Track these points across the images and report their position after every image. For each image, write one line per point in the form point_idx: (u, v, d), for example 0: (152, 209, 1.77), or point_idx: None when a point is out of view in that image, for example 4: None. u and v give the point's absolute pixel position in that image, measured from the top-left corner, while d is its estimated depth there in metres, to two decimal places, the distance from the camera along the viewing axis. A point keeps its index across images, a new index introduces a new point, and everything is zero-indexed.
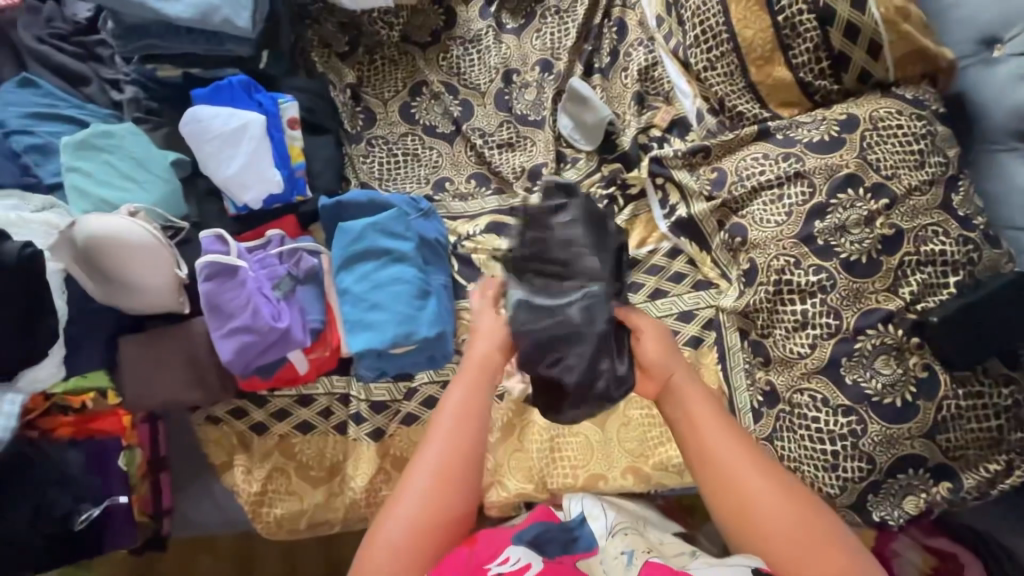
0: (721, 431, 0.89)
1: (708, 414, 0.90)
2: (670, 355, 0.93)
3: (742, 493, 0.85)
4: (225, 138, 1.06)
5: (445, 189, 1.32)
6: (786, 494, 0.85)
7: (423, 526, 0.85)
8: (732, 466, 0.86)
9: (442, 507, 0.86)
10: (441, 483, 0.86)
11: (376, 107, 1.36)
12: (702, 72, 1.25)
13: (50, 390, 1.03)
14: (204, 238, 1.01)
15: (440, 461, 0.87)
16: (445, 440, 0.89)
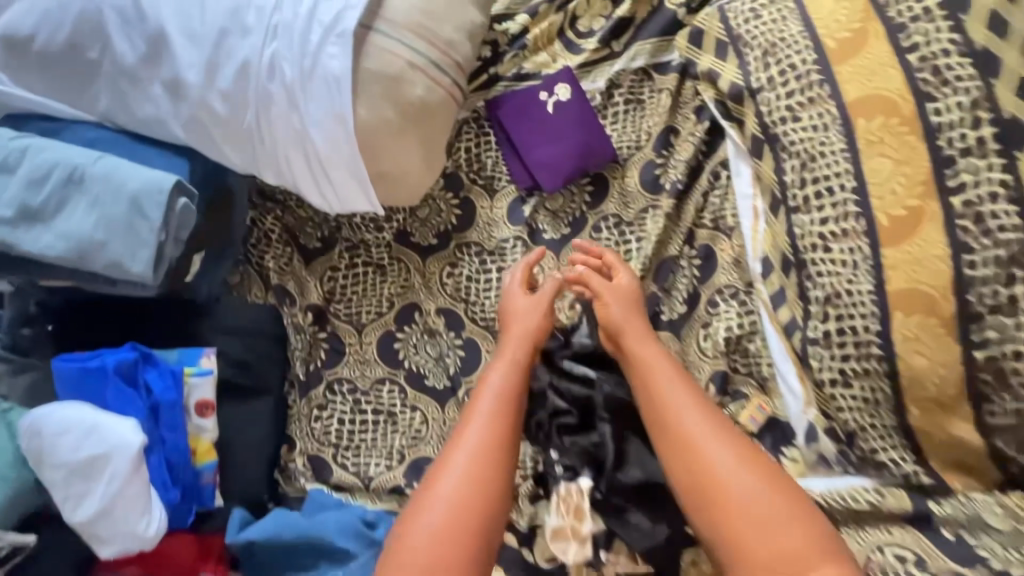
0: (691, 409, 0.78)
1: (681, 391, 0.79)
2: (629, 318, 0.86)
3: (718, 490, 0.73)
4: (77, 467, 0.69)
5: (425, 477, 0.92)
6: (766, 473, 0.73)
7: (459, 510, 0.73)
8: (700, 454, 0.75)
9: (472, 512, 0.73)
10: (465, 490, 0.74)
11: (346, 335, 0.97)
12: (828, 386, 0.81)
13: None
14: None
15: (463, 481, 0.75)
16: (472, 442, 0.77)
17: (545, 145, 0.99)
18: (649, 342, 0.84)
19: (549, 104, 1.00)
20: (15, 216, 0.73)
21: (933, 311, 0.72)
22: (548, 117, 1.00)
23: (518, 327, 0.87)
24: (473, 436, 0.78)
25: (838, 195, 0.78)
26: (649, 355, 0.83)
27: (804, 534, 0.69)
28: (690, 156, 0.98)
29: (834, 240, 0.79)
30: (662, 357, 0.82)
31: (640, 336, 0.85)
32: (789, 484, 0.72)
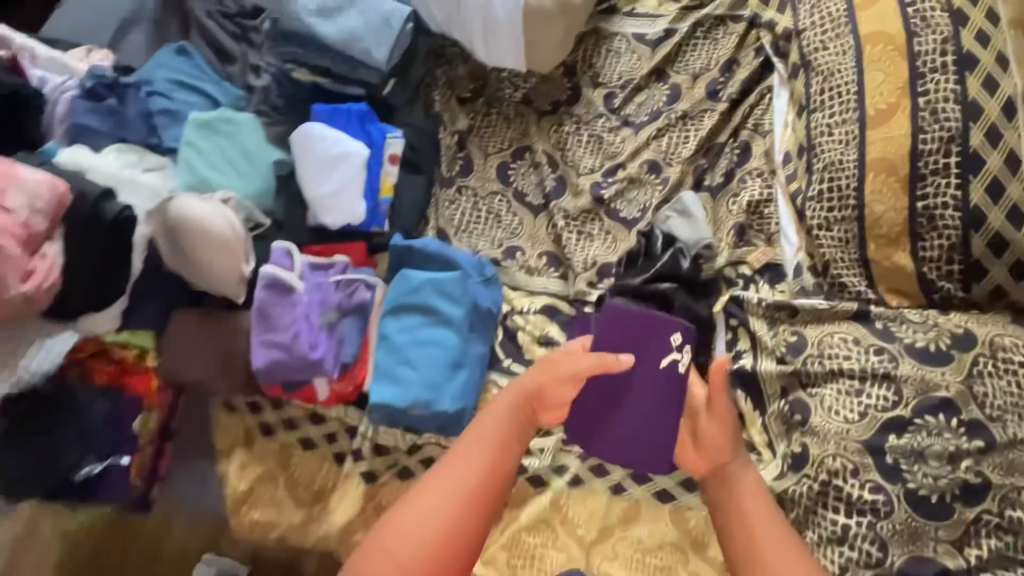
0: (766, 514, 0.79)
1: (766, 516, 0.79)
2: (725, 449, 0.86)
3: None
4: (329, 159, 1.13)
5: (516, 258, 1.31)
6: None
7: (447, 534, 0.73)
8: (785, 544, 0.75)
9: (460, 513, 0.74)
10: (457, 517, 0.74)
11: (476, 158, 1.38)
12: (815, 229, 1.17)
13: (104, 335, 1.09)
14: (274, 250, 1.06)
15: (454, 502, 0.74)
16: (472, 465, 0.77)
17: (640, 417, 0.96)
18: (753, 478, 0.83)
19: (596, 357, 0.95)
20: (317, 13, 1.25)
21: (894, 173, 1.07)
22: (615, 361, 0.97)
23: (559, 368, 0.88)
24: (482, 439, 0.79)
25: (845, 97, 1.14)
26: (757, 487, 0.82)
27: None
28: (744, 79, 1.36)
29: (835, 128, 1.15)
30: (752, 476, 0.83)
31: (732, 462, 0.84)
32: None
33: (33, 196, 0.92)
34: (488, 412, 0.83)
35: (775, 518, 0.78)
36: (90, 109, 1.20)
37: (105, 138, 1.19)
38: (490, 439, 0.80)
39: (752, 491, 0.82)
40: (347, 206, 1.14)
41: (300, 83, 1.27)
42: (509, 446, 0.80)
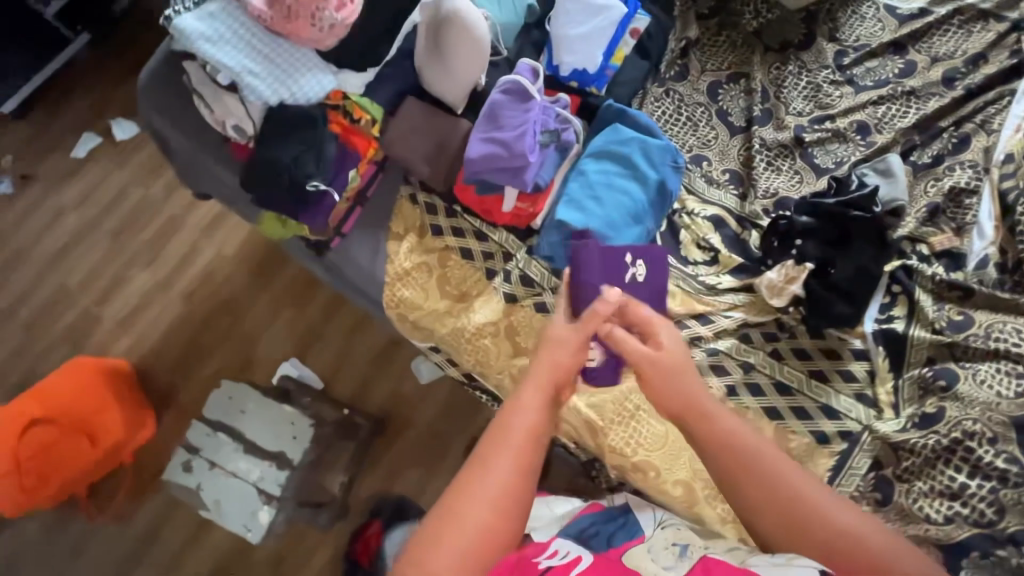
0: (731, 425, 0.82)
1: (736, 421, 0.83)
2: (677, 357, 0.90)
3: (794, 493, 0.77)
4: (588, 7, 1.25)
5: (699, 166, 1.37)
6: (843, 502, 0.77)
7: (487, 538, 0.74)
8: (757, 451, 0.80)
9: (503, 522, 0.76)
10: (495, 514, 0.75)
11: (693, 68, 1.44)
12: (1021, 226, 1.17)
13: (348, 95, 1.23)
14: (522, 65, 1.21)
15: (488, 507, 0.76)
16: (501, 468, 0.78)
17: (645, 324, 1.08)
18: (686, 374, 0.88)
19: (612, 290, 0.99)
20: None
21: None
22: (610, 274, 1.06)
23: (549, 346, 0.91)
24: (508, 447, 0.80)
25: None
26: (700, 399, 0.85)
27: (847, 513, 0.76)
28: (988, 74, 1.35)
29: None
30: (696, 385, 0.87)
31: (672, 376, 0.88)
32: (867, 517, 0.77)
33: None
34: (511, 413, 0.83)
35: (729, 428, 0.82)
36: None
37: None
38: (510, 445, 0.80)
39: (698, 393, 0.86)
40: (588, 52, 1.26)
41: None
42: (538, 436, 0.82)
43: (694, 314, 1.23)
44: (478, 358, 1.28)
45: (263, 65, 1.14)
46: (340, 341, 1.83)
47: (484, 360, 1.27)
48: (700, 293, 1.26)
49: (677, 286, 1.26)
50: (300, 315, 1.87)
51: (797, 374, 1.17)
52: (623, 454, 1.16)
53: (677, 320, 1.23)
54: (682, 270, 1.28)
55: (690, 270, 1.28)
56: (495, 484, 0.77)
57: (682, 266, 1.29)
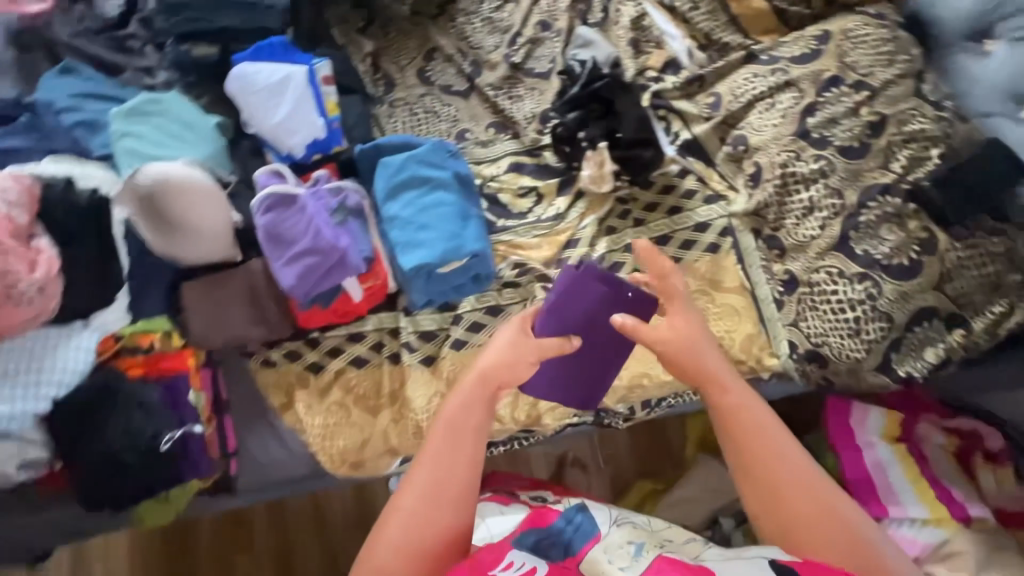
0: (756, 426, 0.92)
1: (772, 438, 0.92)
2: (698, 343, 0.97)
3: (778, 488, 0.89)
4: (273, 86, 1.17)
5: (467, 139, 1.43)
6: (816, 493, 0.89)
7: (430, 520, 0.87)
8: (768, 449, 0.91)
9: (445, 511, 0.88)
10: (434, 499, 0.88)
11: (394, 73, 1.48)
12: (690, 13, 1.42)
13: (119, 332, 1.06)
14: (263, 177, 1.12)
15: (431, 497, 0.88)
16: (434, 454, 0.91)
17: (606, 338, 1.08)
18: (739, 388, 0.95)
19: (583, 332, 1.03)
20: None
21: None
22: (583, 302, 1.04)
23: (491, 349, 0.97)
24: (440, 440, 0.91)
25: None
26: (738, 400, 0.94)
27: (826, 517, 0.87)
28: None
29: None
30: (735, 384, 0.95)
31: (707, 367, 0.96)
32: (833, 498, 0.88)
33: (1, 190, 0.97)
34: (453, 402, 0.94)
35: (756, 423, 0.92)
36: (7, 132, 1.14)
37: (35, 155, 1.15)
38: (455, 439, 0.92)
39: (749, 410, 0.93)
40: (305, 121, 1.19)
41: (201, 56, 1.31)
42: (478, 430, 0.93)
43: (564, 245, 1.32)
44: None
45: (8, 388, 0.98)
46: (311, 538, 1.58)
47: None
48: (556, 226, 1.33)
49: (537, 235, 1.32)
50: (252, 553, 1.57)
51: (662, 222, 1.32)
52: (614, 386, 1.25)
53: (557, 259, 1.30)
54: (528, 222, 1.34)
55: (533, 218, 1.35)
56: (432, 471, 0.89)
57: (524, 219, 1.35)
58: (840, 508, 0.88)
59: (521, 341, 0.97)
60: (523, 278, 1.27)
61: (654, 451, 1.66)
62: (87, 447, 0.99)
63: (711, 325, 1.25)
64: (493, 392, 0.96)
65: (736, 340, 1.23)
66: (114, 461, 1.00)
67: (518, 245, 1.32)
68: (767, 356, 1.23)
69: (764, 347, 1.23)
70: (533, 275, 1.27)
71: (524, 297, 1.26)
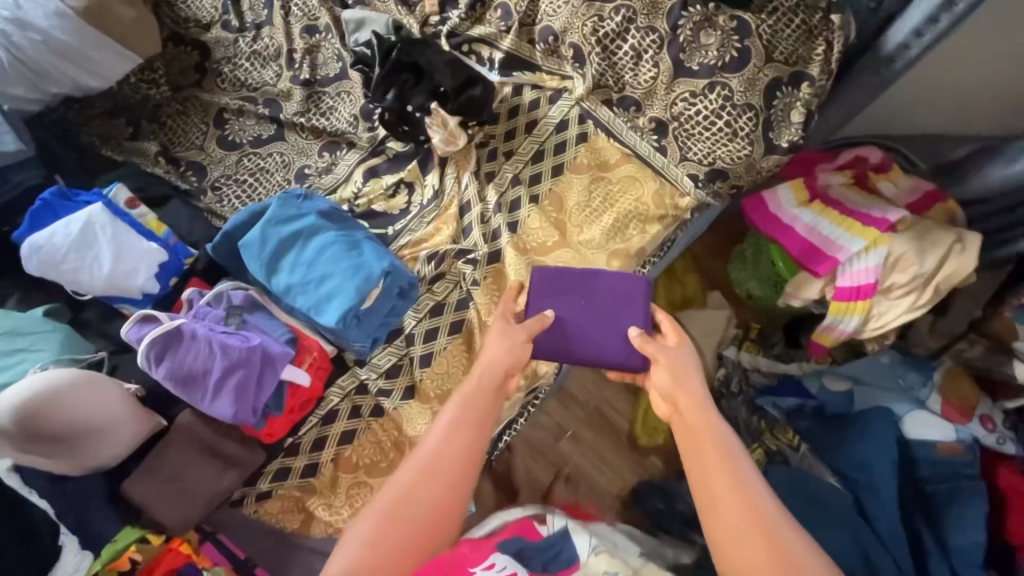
0: (721, 464, 0.82)
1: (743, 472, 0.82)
2: (679, 383, 0.93)
3: (748, 519, 0.78)
4: (77, 242, 1.00)
5: (309, 175, 1.34)
6: (773, 550, 0.74)
7: (410, 499, 0.82)
8: (736, 470, 0.82)
9: (431, 492, 0.82)
10: (426, 478, 0.83)
11: (197, 156, 1.35)
12: None
13: (90, 574, 0.94)
14: (134, 330, 0.99)
15: (419, 480, 0.83)
16: (439, 434, 0.87)
17: (613, 348, 1.06)
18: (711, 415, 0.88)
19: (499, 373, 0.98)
20: None
21: None
22: (599, 302, 1.08)
23: (489, 348, 0.98)
24: (443, 422, 0.89)
25: None
26: (700, 420, 0.88)
27: (761, 558, 0.74)
28: None
29: None
30: (702, 412, 0.89)
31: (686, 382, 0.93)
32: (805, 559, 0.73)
33: None
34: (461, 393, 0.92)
35: (721, 452, 0.84)
36: None
37: None
38: (462, 425, 0.88)
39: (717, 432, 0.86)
40: (138, 253, 1.05)
41: None
42: (487, 417, 0.90)
43: (460, 214, 1.29)
44: None
45: None
46: None
47: None
48: (442, 203, 1.29)
49: (430, 220, 1.28)
50: None
51: (528, 142, 1.33)
52: None
53: (462, 230, 1.28)
54: (415, 215, 1.29)
55: (416, 208, 1.30)
56: (430, 449, 0.85)
57: (409, 214, 1.30)
58: (798, 569, 0.72)
59: (507, 330, 1.00)
60: (444, 266, 1.24)
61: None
62: None
63: (621, 202, 1.29)
64: (500, 383, 0.95)
65: (648, 202, 1.28)
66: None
67: (421, 239, 1.27)
68: (679, 198, 1.28)
69: (673, 193, 1.28)
70: (450, 257, 1.24)
71: (456, 280, 1.24)
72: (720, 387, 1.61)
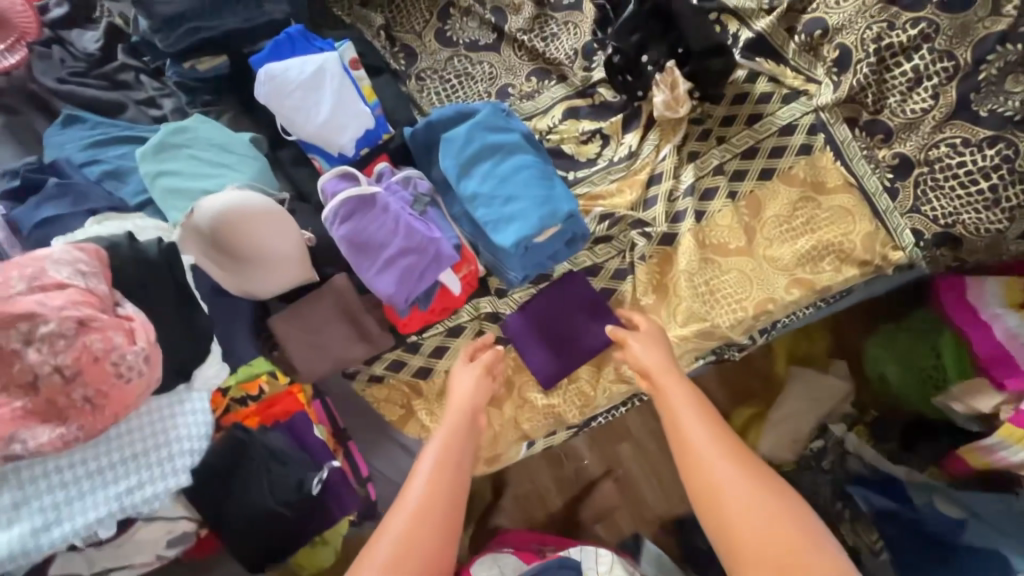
0: (707, 439, 0.90)
1: (733, 460, 0.88)
2: (651, 354, 1.04)
3: (746, 511, 0.83)
4: (307, 84, 1.02)
5: (511, 94, 1.30)
6: (761, 496, 0.84)
7: (409, 539, 0.80)
8: (731, 463, 0.88)
9: (428, 537, 0.81)
10: (421, 514, 0.83)
11: (412, 42, 1.34)
12: None
13: (224, 386, 0.98)
14: (331, 182, 0.99)
15: (410, 520, 0.82)
16: (426, 467, 0.89)
17: (594, 351, 1.14)
18: (698, 410, 0.94)
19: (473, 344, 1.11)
20: None
21: None
22: (556, 324, 1.14)
23: (458, 389, 1.02)
24: (429, 455, 0.90)
25: None
26: (689, 426, 0.93)
27: (769, 524, 0.82)
28: None
29: None
30: (690, 415, 0.94)
31: (672, 392, 0.98)
32: (779, 490, 0.85)
33: (74, 261, 0.80)
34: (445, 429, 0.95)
35: (716, 455, 0.89)
36: (36, 202, 1.01)
37: (73, 217, 1.01)
38: (450, 457, 0.90)
39: (704, 430, 0.92)
40: (353, 114, 1.05)
41: (209, 70, 1.18)
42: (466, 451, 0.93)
43: (647, 183, 1.22)
44: (577, 402, 1.14)
45: (135, 471, 0.82)
46: None
47: (584, 399, 1.15)
48: (633, 167, 1.23)
49: (615, 180, 1.22)
50: None
51: (744, 135, 1.22)
52: (741, 320, 1.14)
53: (644, 200, 1.20)
54: (601, 169, 1.24)
55: (605, 163, 1.25)
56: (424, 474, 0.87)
57: (596, 166, 1.25)
58: (784, 504, 0.84)
59: (483, 376, 1.04)
60: (615, 230, 1.19)
61: (742, 375, 1.68)
62: (236, 512, 0.89)
63: (823, 233, 1.16)
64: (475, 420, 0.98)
65: (855, 242, 1.15)
66: (269, 516, 0.91)
67: (599, 195, 1.21)
68: (891, 250, 1.14)
69: (886, 242, 1.14)
70: (625, 223, 1.18)
71: (622, 248, 1.18)
72: (810, 459, 1.51)
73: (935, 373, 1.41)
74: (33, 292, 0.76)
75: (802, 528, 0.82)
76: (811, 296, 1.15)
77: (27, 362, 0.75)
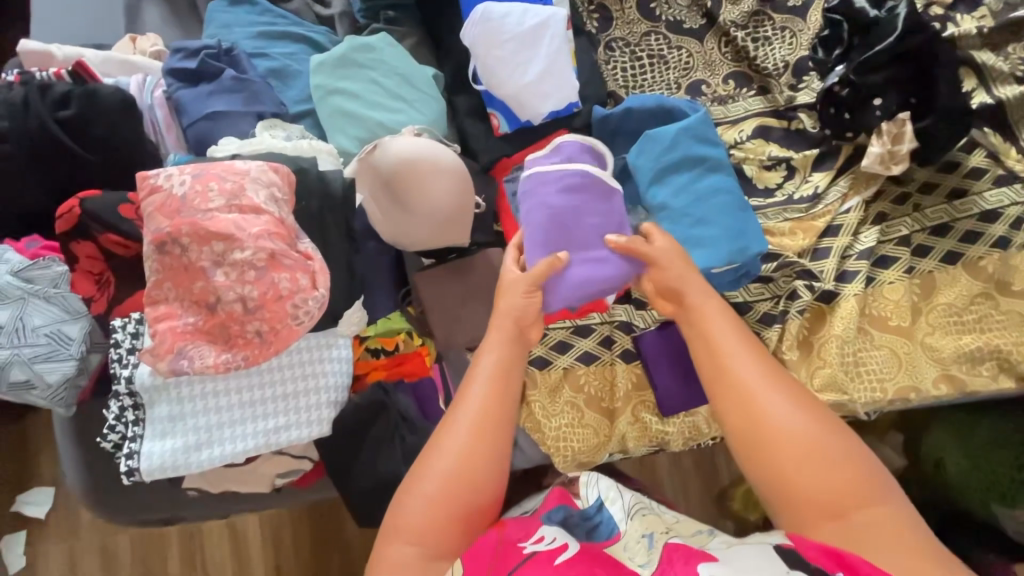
0: (739, 349, 0.70)
1: (767, 373, 0.69)
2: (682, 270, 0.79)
3: (789, 435, 0.65)
4: (523, 38, 0.97)
5: (703, 93, 1.19)
6: (807, 414, 0.66)
7: (464, 473, 0.65)
8: (769, 377, 0.68)
9: (481, 468, 0.66)
10: (475, 437, 0.66)
11: (612, 4, 1.21)
12: None
13: (363, 333, 0.94)
14: (573, 148, 0.93)
15: (465, 448, 0.66)
16: (477, 383, 0.69)
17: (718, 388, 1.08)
18: (727, 316, 0.74)
19: (620, 237, 0.84)
20: None
21: None
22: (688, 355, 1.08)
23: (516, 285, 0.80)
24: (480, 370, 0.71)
25: None
26: (721, 341, 0.71)
27: (813, 437, 0.64)
28: None
29: None
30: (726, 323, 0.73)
31: (705, 300, 0.76)
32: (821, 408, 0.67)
33: (269, 184, 0.75)
34: (495, 337, 0.74)
35: (751, 367, 0.69)
36: (209, 91, 0.95)
37: (244, 118, 0.95)
38: (504, 375, 0.71)
39: (735, 339, 0.71)
40: (560, 77, 0.98)
41: None
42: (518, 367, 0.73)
43: (823, 232, 1.12)
44: (686, 434, 1.12)
45: (284, 412, 0.80)
46: None
47: (693, 434, 1.12)
48: (814, 210, 1.12)
49: (790, 219, 1.12)
50: None
51: (940, 208, 1.11)
52: (877, 400, 1.09)
53: (814, 250, 1.12)
54: (777, 203, 1.14)
55: (782, 196, 1.15)
56: (470, 411, 0.68)
57: (772, 197, 1.15)
58: (831, 425, 0.65)
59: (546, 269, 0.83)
60: (778, 273, 1.11)
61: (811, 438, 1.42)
62: (359, 466, 0.89)
63: (990, 336, 1.09)
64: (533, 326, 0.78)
65: (1022, 356, 1.08)
66: (387, 482, 0.89)
67: (767, 231, 1.13)
68: None
69: None
70: (792, 271, 1.10)
71: (776, 294, 1.12)
72: None
73: (1009, 483, 1.15)
74: (230, 212, 0.72)
75: (850, 450, 0.64)
76: (954, 396, 1.10)
77: (212, 283, 0.72)
